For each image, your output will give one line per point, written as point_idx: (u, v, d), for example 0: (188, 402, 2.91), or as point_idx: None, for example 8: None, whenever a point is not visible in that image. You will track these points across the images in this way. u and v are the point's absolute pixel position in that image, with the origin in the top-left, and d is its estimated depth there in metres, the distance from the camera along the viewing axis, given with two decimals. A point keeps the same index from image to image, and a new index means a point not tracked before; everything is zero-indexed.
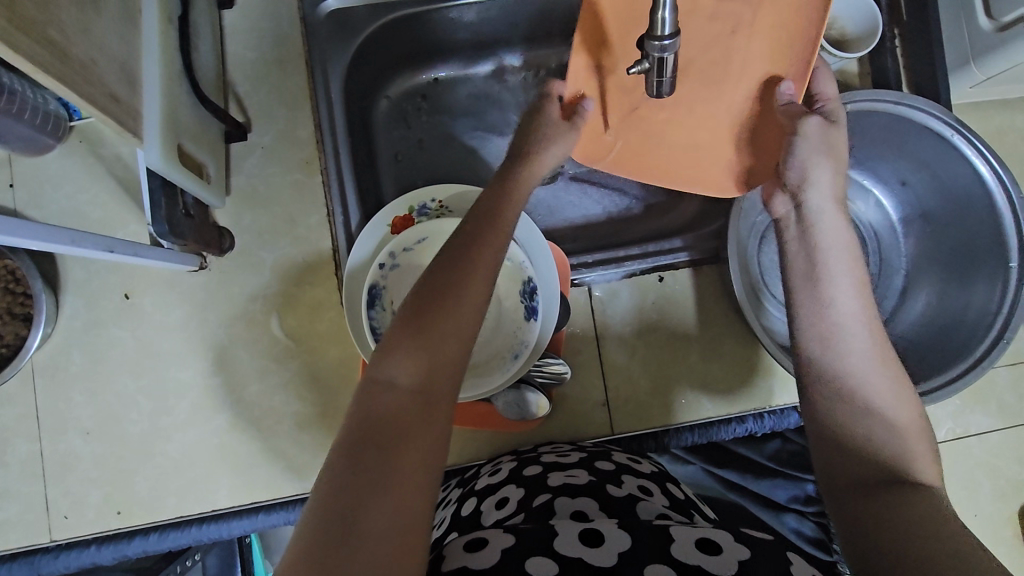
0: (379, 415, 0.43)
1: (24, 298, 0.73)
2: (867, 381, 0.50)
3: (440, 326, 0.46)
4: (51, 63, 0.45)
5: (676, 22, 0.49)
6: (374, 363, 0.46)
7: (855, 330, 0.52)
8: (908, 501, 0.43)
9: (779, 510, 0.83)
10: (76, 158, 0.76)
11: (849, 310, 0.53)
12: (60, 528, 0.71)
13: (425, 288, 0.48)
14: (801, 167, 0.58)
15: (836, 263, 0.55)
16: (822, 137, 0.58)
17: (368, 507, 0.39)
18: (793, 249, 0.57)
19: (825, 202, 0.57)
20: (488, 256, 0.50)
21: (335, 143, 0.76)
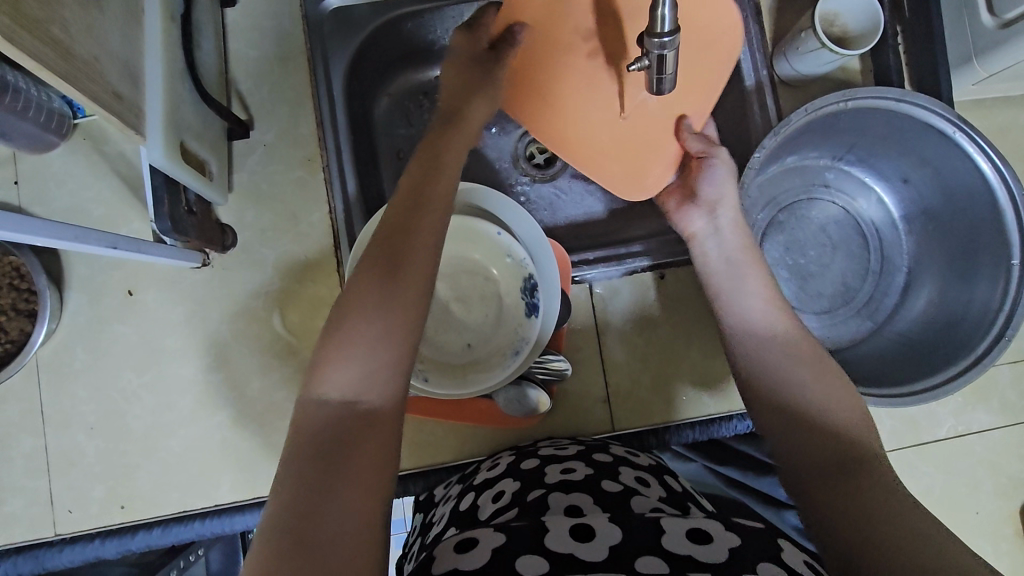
0: (318, 431, 0.46)
1: (28, 295, 0.74)
2: (773, 373, 0.56)
3: (368, 332, 0.50)
4: (55, 62, 0.45)
5: (676, 19, 0.49)
6: (310, 382, 0.49)
7: (764, 321, 0.60)
8: (861, 482, 0.47)
9: (779, 507, 0.82)
10: (80, 156, 0.76)
11: (761, 303, 0.61)
12: (64, 522, 0.71)
13: (354, 298, 0.51)
14: (716, 190, 0.68)
15: (747, 268, 0.64)
16: (731, 165, 0.68)
17: (318, 515, 0.42)
18: (711, 260, 0.65)
19: (732, 217, 0.67)
20: (416, 254, 0.53)
21: (336, 141, 0.77)
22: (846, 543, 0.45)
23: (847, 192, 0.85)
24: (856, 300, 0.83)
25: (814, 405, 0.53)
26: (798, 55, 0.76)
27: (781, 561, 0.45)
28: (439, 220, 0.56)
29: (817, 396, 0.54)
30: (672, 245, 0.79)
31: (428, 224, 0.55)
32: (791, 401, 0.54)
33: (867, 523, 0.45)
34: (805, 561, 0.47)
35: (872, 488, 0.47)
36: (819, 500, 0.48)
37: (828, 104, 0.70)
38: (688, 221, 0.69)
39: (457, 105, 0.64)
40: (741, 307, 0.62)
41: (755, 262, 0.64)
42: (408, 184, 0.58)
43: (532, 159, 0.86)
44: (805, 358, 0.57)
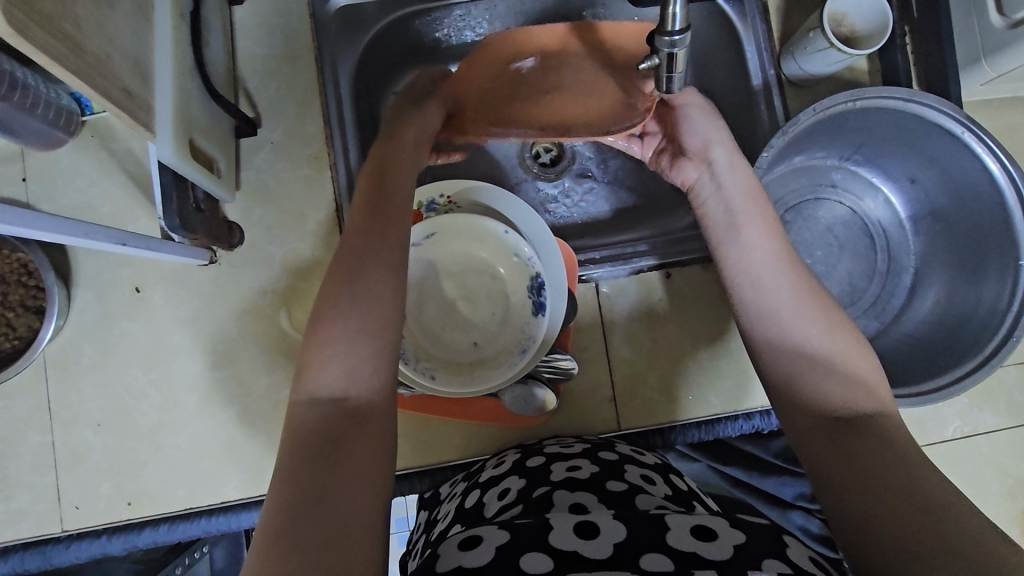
0: (309, 429, 0.47)
1: (36, 291, 0.74)
2: (773, 345, 0.55)
3: (343, 327, 0.51)
4: (67, 58, 0.45)
5: (687, 17, 0.48)
6: (301, 382, 0.50)
7: (765, 281, 0.58)
8: (868, 449, 0.47)
9: (785, 508, 0.83)
10: (87, 153, 0.77)
11: (763, 253, 0.59)
12: (70, 519, 0.71)
13: (329, 294, 0.52)
14: (703, 137, 0.67)
15: (746, 218, 0.61)
16: (703, 108, 0.68)
17: (314, 512, 0.42)
18: (709, 205, 0.64)
19: (728, 159, 0.65)
20: (386, 245, 0.55)
21: (344, 138, 0.78)
22: (862, 520, 0.43)
23: (854, 192, 0.85)
24: (863, 300, 0.82)
25: (811, 374, 0.53)
26: (806, 54, 0.76)
27: (786, 558, 0.45)
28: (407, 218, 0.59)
29: (817, 367, 0.53)
30: (673, 244, 0.79)
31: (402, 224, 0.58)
32: (793, 373, 0.53)
33: (876, 497, 0.44)
34: (810, 558, 0.47)
35: (880, 455, 0.46)
36: (826, 471, 0.47)
37: (837, 103, 0.69)
38: (682, 174, 0.69)
39: (405, 113, 0.68)
40: (736, 258, 0.60)
41: (760, 209, 0.62)
42: (371, 185, 0.61)
43: (537, 158, 0.87)
44: (801, 320, 0.55)
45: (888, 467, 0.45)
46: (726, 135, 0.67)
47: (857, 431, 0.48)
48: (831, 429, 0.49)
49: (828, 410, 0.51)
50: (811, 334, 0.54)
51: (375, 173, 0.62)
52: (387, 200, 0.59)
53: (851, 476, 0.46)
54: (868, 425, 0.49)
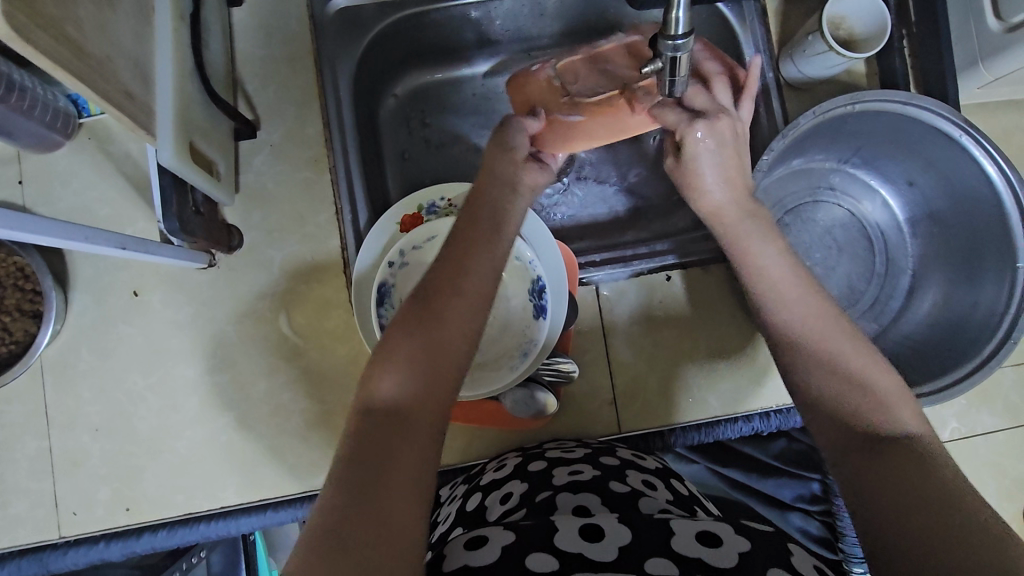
0: (366, 435, 0.47)
1: (33, 295, 0.74)
2: (809, 365, 0.55)
3: (422, 343, 0.52)
4: (69, 61, 0.45)
5: (690, 21, 0.48)
6: (362, 393, 0.50)
7: (784, 301, 0.59)
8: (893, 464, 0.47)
9: (783, 509, 0.83)
10: (84, 155, 0.76)
11: (784, 282, 0.60)
12: (68, 525, 0.71)
13: (409, 311, 0.54)
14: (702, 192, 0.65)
15: (760, 245, 0.62)
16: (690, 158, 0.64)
17: (359, 520, 0.42)
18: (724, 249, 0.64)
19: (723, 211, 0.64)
20: (471, 272, 0.56)
21: (344, 143, 0.75)
22: (882, 531, 0.44)
23: (852, 195, 0.85)
24: (862, 301, 0.83)
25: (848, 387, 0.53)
26: (804, 57, 0.76)
27: (790, 565, 0.45)
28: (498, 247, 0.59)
29: (852, 387, 0.52)
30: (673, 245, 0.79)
31: (488, 252, 0.59)
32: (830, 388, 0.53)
33: (899, 500, 0.45)
34: (814, 567, 0.47)
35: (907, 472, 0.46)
36: (859, 473, 0.48)
37: (836, 107, 0.70)
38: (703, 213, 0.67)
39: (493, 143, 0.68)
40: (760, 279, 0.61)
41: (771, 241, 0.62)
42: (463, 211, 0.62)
43: None
44: (833, 342, 0.55)
45: (915, 481, 0.46)
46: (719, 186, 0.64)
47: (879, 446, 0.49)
48: (860, 447, 0.50)
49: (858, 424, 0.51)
50: (831, 354, 0.54)
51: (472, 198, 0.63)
52: (461, 229, 0.60)
53: (873, 490, 0.47)
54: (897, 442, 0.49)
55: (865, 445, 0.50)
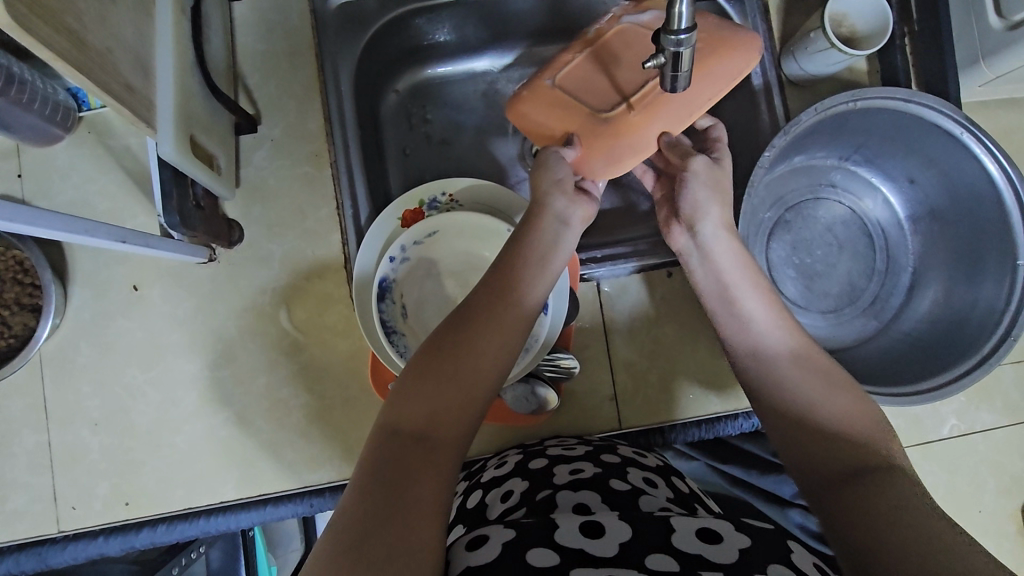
0: (388, 455, 0.47)
1: (32, 289, 0.74)
2: (794, 396, 0.54)
3: (455, 369, 0.51)
4: (70, 52, 0.45)
5: (694, 14, 0.45)
6: (386, 412, 0.50)
7: (764, 336, 0.57)
8: (869, 491, 0.46)
9: (783, 505, 0.83)
10: (84, 149, 0.76)
11: (764, 317, 0.58)
12: (67, 519, 0.71)
13: (442, 336, 0.54)
14: (695, 199, 0.63)
15: (741, 279, 0.60)
16: (710, 173, 0.63)
17: (376, 537, 0.42)
18: (696, 272, 0.63)
19: (715, 232, 0.62)
20: (507, 305, 0.56)
21: (344, 137, 0.75)
22: (860, 553, 0.43)
23: (853, 192, 0.85)
24: (861, 299, 0.83)
25: (828, 425, 0.51)
26: (806, 55, 0.76)
27: (791, 563, 0.46)
28: (535, 281, 0.59)
29: (834, 421, 0.51)
30: None
31: (522, 280, 0.58)
32: (814, 431, 0.51)
33: (887, 529, 0.43)
34: (815, 567, 0.47)
35: (882, 497, 0.45)
36: (845, 510, 0.46)
37: (838, 104, 0.70)
38: (674, 237, 0.66)
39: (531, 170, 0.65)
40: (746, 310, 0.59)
41: (754, 280, 0.60)
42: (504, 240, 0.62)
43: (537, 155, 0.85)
44: (830, 382, 0.54)
45: (894, 505, 0.44)
46: (719, 206, 0.63)
47: (853, 479, 0.47)
48: (840, 480, 0.48)
49: (836, 461, 0.49)
50: (812, 396, 0.53)
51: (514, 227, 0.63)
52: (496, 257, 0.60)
53: (854, 525, 0.45)
54: (875, 469, 0.47)
55: (841, 479, 0.48)
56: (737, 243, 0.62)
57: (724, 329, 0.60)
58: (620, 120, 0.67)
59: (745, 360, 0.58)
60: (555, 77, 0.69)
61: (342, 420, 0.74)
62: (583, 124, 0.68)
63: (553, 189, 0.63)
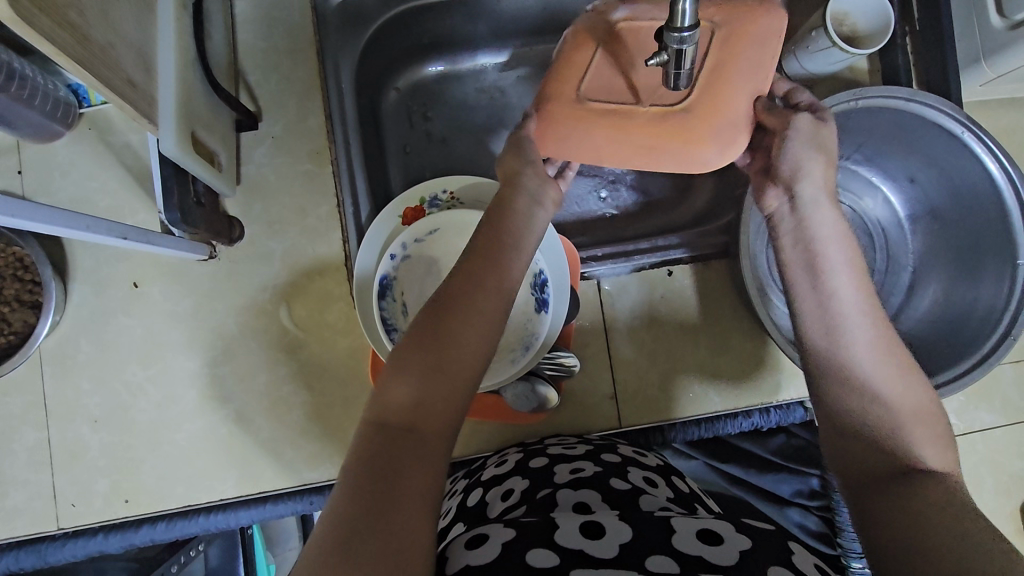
0: (375, 452, 0.46)
1: (32, 286, 0.73)
2: (849, 380, 0.51)
3: (439, 359, 0.50)
4: (72, 47, 0.44)
5: (697, 11, 0.44)
6: (372, 406, 0.49)
7: (851, 315, 0.52)
8: (906, 496, 0.45)
9: (782, 505, 0.84)
10: (84, 145, 0.75)
11: (855, 293, 0.53)
12: (67, 516, 0.70)
13: (425, 325, 0.52)
14: (798, 156, 0.55)
15: (834, 250, 0.54)
16: (813, 130, 0.55)
17: (365, 535, 0.41)
18: (786, 242, 0.56)
19: (817, 194, 0.55)
20: (488, 290, 0.54)
21: (345, 134, 0.75)
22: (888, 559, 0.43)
23: (853, 191, 0.85)
24: None
25: (879, 422, 0.49)
26: (808, 54, 0.76)
27: (791, 563, 0.46)
28: (519, 263, 0.58)
29: (886, 426, 0.49)
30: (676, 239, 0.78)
31: (506, 263, 0.57)
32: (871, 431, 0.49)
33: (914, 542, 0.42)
34: (815, 568, 0.47)
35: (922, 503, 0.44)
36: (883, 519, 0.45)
37: (839, 103, 0.70)
38: (765, 200, 0.59)
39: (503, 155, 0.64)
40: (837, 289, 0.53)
41: (850, 254, 0.55)
42: (486, 219, 0.60)
43: None
44: (906, 378, 0.50)
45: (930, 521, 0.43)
46: (821, 167, 0.55)
47: (897, 484, 0.46)
48: (878, 482, 0.47)
49: (881, 461, 0.48)
50: (877, 388, 0.50)
51: (497, 206, 0.60)
52: (478, 238, 0.58)
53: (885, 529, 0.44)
54: (921, 476, 0.46)
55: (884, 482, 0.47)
56: (838, 213, 0.56)
57: (800, 303, 0.55)
58: (685, 107, 0.55)
59: (818, 341, 0.53)
60: (562, 90, 0.57)
61: (343, 417, 0.73)
62: (649, 119, 0.55)
63: (528, 167, 0.62)
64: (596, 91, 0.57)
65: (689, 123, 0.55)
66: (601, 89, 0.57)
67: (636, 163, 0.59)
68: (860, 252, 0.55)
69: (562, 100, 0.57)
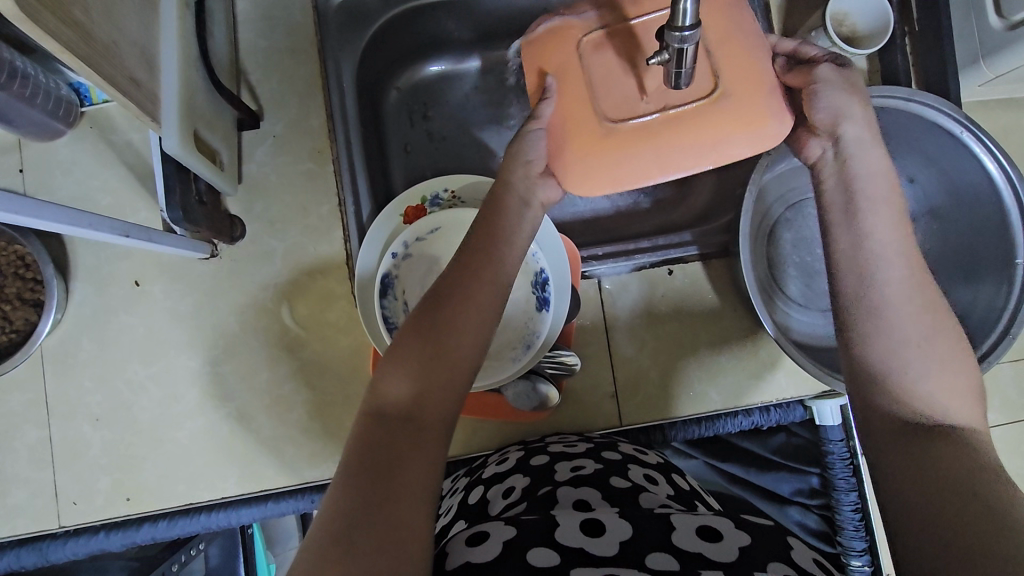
0: (374, 442, 0.47)
1: (33, 284, 0.73)
2: (879, 325, 0.51)
3: (438, 350, 0.51)
4: (76, 44, 0.44)
5: (698, 11, 0.44)
6: (371, 397, 0.50)
7: (884, 260, 0.53)
8: (937, 449, 0.46)
9: (782, 503, 0.84)
10: (85, 144, 0.76)
11: (890, 237, 0.53)
12: (68, 515, 0.71)
13: (424, 317, 0.53)
14: (836, 100, 0.55)
15: (873, 191, 0.54)
16: (840, 79, 0.55)
17: (366, 523, 0.42)
18: (828, 182, 0.56)
19: (860, 137, 0.55)
20: (486, 281, 0.55)
21: (347, 133, 0.75)
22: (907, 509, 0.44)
23: None
24: None
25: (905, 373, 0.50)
26: None
27: (791, 560, 0.46)
28: (516, 255, 0.59)
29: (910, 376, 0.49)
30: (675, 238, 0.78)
31: (504, 255, 0.58)
32: (892, 387, 0.50)
33: (927, 497, 0.43)
34: (814, 563, 0.47)
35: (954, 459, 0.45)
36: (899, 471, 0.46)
37: None
38: (805, 145, 0.58)
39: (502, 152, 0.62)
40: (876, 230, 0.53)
41: (888, 196, 0.54)
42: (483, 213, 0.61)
43: None
44: (941, 328, 0.51)
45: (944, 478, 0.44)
46: (864, 110, 0.55)
47: (927, 438, 0.47)
48: (899, 433, 0.48)
49: (901, 414, 0.49)
50: (911, 334, 0.50)
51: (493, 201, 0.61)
52: (475, 230, 0.59)
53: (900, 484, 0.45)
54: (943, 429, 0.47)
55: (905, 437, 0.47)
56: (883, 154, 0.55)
57: (834, 240, 0.55)
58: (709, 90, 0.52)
59: (849, 279, 0.54)
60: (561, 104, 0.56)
61: (344, 415, 0.74)
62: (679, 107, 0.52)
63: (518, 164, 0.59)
64: (601, 98, 0.55)
65: (734, 107, 0.52)
66: (606, 94, 0.54)
67: (690, 163, 0.53)
68: (901, 196, 0.55)
69: (573, 112, 0.55)
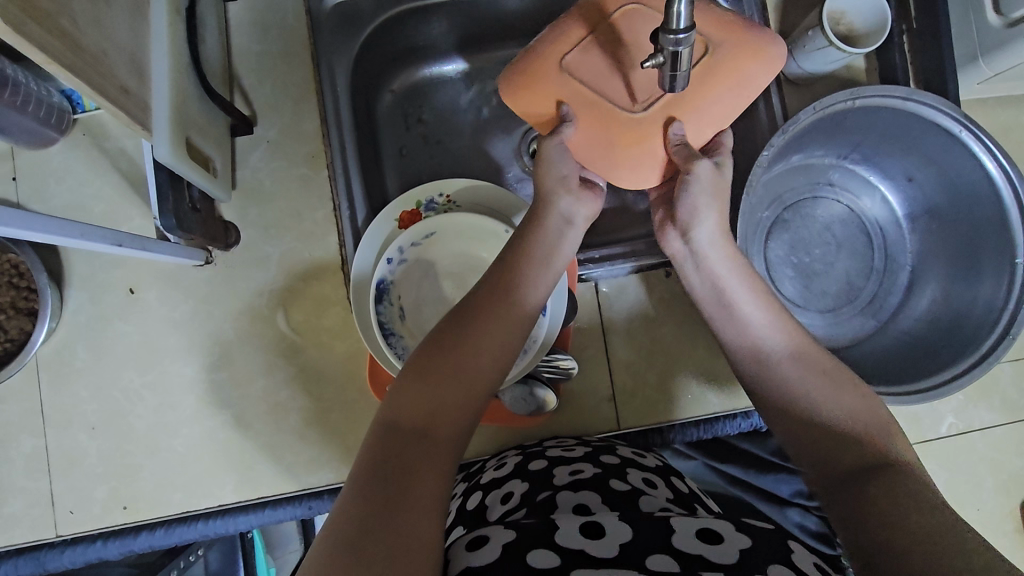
0: (388, 449, 0.47)
1: (28, 293, 0.73)
2: (774, 401, 0.55)
3: (456, 367, 0.52)
4: (64, 54, 0.44)
5: (693, 14, 0.44)
6: (385, 406, 0.50)
7: (759, 343, 0.58)
8: (881, 490, 0.46)
9: (781, 505, 0.83)
10: (78, 151, 0.75)
11: (760, 323, 0.59)
12: (65, 523, 0.70)
13: (445, 336, 0.54)
14: (687, 208, 0.61)
15: (734, 285, 0.60)
16: (710, 179, 0.59)
17: (376, 529, 0.41)
18: (695, 281, 0.63)
19: (711, 237, 0.61)
20: (507, 306, 0.57)
21: (341, 138, 0.74)
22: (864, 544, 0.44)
23: (852, 191, 0.85)
24: (860, 298, 0.83)
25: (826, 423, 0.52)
26: (805, 53, 0.76)
27: (791, 562, 0.46)
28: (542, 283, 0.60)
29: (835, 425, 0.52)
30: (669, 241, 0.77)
31: (525, 281, 0.59)
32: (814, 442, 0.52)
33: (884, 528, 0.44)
34: (816, 566, 0.47)
35: (901, 496, 0.45)
36: (844, 519, 0.47)
37: (837, 102, 0.69)
38: (667, 241, 0.65)
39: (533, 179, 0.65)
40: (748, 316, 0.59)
41: (748, 284, 0.60)
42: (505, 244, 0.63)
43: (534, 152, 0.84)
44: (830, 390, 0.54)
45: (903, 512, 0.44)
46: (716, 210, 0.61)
47: (883, 472, 0.47)
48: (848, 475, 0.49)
49: (839, 460, 0.50)
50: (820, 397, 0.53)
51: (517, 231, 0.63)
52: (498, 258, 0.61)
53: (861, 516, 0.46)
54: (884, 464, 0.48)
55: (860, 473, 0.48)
56: (734, 252, 0.61)
57: (721, 333, 0.61)
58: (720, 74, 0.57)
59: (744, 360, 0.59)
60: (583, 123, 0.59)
61: (341, 421, 0.73)
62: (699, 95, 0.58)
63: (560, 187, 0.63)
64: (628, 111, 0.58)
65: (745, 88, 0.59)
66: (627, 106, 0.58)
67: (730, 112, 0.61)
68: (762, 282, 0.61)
69: (603, 126, 0.59)
